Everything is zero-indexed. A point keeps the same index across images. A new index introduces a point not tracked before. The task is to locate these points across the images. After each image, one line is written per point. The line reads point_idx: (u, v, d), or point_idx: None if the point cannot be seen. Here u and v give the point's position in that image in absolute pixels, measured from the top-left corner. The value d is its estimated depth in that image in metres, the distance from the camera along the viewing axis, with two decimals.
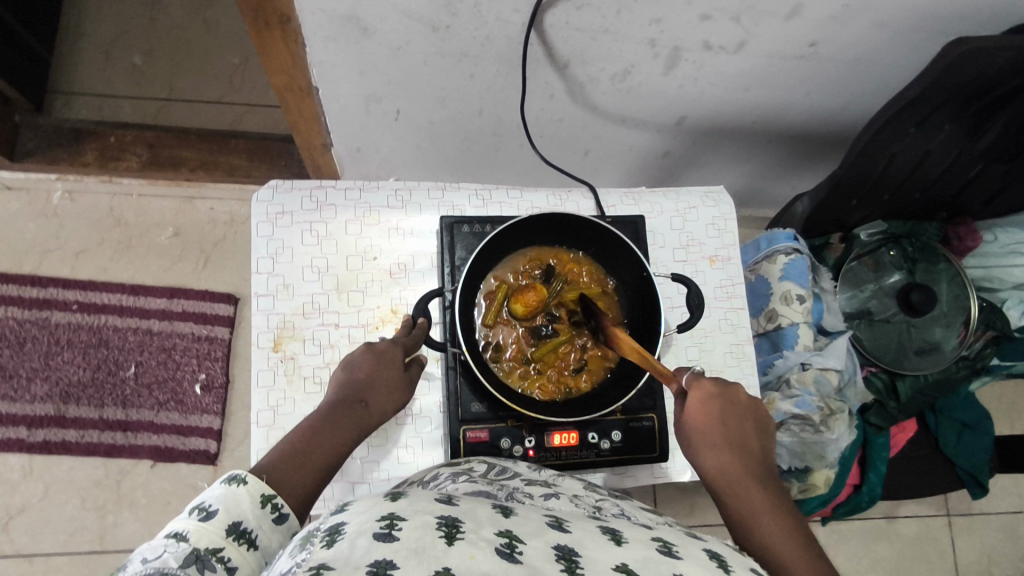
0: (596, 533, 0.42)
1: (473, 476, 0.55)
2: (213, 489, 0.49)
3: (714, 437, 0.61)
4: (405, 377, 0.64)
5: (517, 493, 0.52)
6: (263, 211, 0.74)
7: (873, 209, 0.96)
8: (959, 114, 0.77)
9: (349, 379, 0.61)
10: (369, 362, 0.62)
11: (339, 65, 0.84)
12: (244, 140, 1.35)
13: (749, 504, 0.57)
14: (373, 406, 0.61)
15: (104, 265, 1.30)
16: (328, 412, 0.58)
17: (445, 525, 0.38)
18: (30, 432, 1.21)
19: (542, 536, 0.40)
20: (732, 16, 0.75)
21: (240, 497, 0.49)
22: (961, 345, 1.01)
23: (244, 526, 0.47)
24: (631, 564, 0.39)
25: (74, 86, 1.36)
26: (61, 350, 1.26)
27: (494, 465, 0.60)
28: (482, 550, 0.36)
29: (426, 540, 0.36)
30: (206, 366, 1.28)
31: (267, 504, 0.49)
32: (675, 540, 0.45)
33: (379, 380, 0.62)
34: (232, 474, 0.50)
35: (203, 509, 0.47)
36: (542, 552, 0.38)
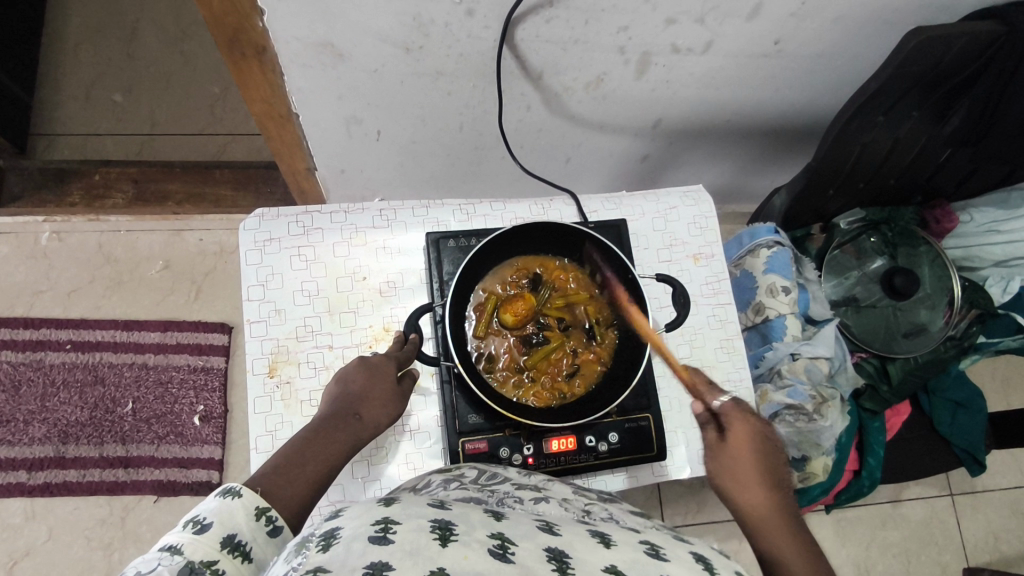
0: (586, 536, 0.44)
1: (464, 483, 0.56)
2: (207, 502, 0.48)
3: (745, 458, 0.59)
4: (397, 391, 0.65)
5: (507, 499, 0.53)
6: (250, 238, 0.75)
7: (851, 197, 0.98)
8: (924, 100, 0.80)
9: (344, 393, 0.62)
10: (362, 376, 0.64)
11: (317, 90, 0.86)
12: (229, 169, 1.36)
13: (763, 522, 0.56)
14: (366, 418, 0.61)
15: (96, 303, 1.30)
16: (322, 424, 0.59)
17: (439, 528, 0.39)
18: (30, 475, 1.21)
19: (533, 539, 0.41)
20: (697, 19, 0.77)
21: (235, 509, 0.48)
22: (948, 325, 1.02)
23: (238, 539, 0.46)
24: (620, 565, 0.40)
25: (56, 128, 1.38)
26: (57, 391, 1.26)
27: (483, 471, 0.61)
28: (475, 551, 0.38)
29: (420, 542, 0.37)
30: (204, 397, 1.28)
31: (261, 516, 0.49)
32: (662, 543, 0.46)
33: (372, 393, 0.63)
34: (226, 487, 0.50)
35: (197, 522, 0.46)
36: (534, 553, 0.39)
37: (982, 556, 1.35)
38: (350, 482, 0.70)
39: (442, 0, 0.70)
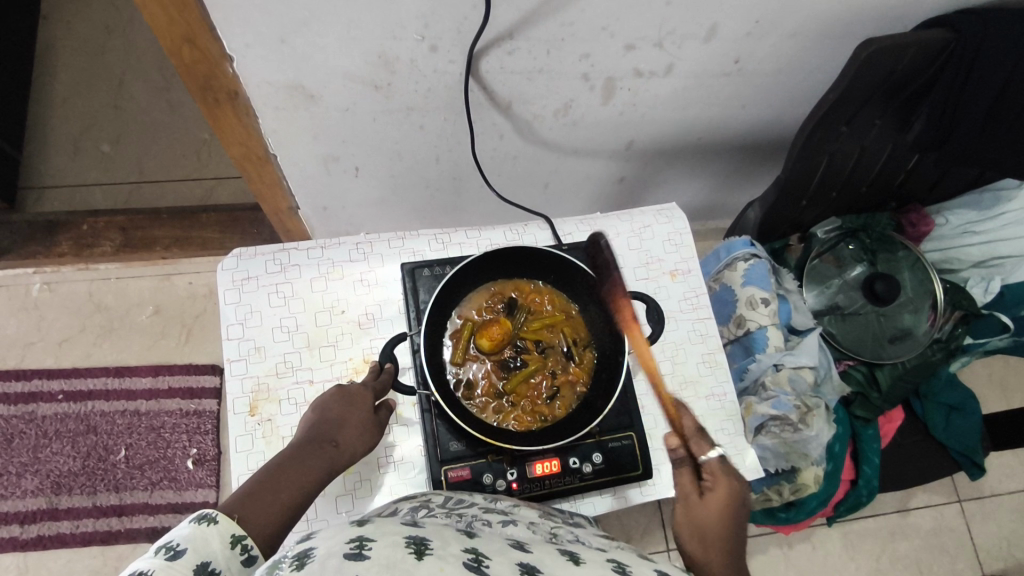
0: (556, 554, 0.43)
1: (431, 508, 0.56)
2: (181, 528, 0.47)
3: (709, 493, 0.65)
4: (374, 421, 0.66)
5: (476, 522, 0.53)
6: (228, 278, 0.76)
7: (825, 208, 1.00)
8: (885, 108, 0.82)
9: (321, 420, 0.63)
10: (340, 404, 0.65)
11: (292, 131, 0.88)
12: (215, 212, 1.38)
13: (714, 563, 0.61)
14: (343, 446, 0.62)
15: (87, 351, 1.31)
16: (299, 450, 0.60)
17: (414, 543, 0.39)
18: (22, 529, 1.20)
19: (505, 554, 0.41)
20: (654, 43, 0.79)
21: (210, 536, 0.48)
22: (933, 328, 1.02)
23: (212, 567, 0.46)
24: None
25: (44, 181, 1.40)
26: (49, 442, 1.25)
27: (451, 496, 0.61)
28: (451, 564, 0.37)
29: (395, 557, 0.36)
30: (197, 440, 1.28)
31: (236, 545, 0.49)
32: (629, 561, 0.46)
33: (350, 420, 0.64)
34: (201, 512, 0.49)
35: (170, 548, 0.45)
36: (506, 568, 0.39)
37: (996, 564, 1.32)
38: (334, 517, 0.69)
39: (405, 38, 0.73)
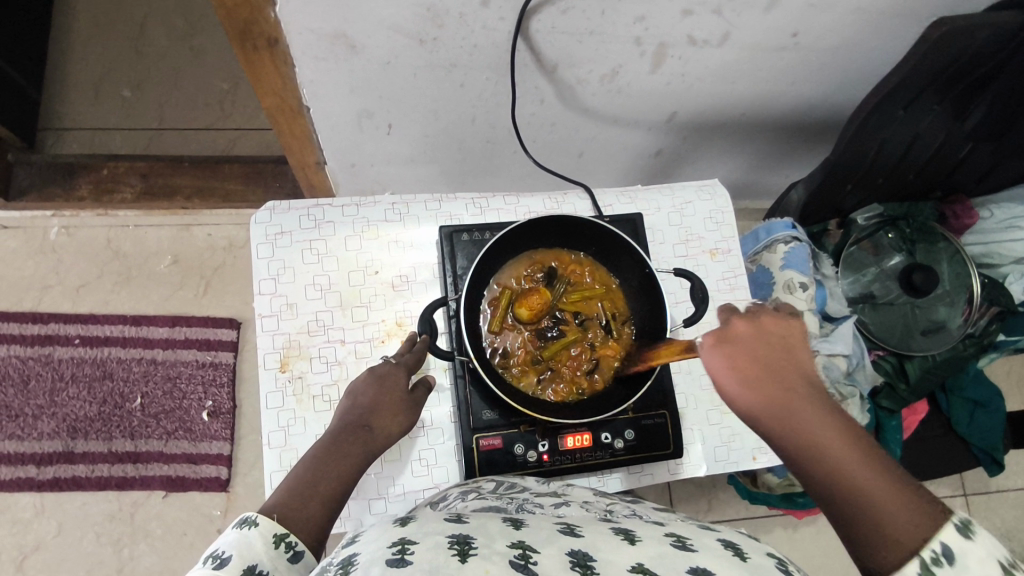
0: (609, 535, 0.45)
1: (483, 493, 0.59)
2: (226, 535, 0.49)
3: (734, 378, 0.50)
4: (408, 399, 0.64)
5: (528, 506, 0.56)
6: (262, 232, 0.74)
7: (868, 194, 0.97)
8: (945, 95, 0.79)
9: (354, 406, 0.62)
10: (372, 388, 0.63)
11: (330, 83, 0.85)
12: (238, 163, 1.34)
13: (892, 511, 0.45)
14: (378, 430, 0.61)
15: (105, 298, 1.30)
16: (333, 441, 0.59)
17: (457, 544, 0.41)
18: (38, 470, 1.20)
19: (553, 544, 0.42)
20: (714, 10, 0.75)
21: (252, 540, 0.49)
22: (967, 323, 0.99)
23: (259, 568, 0.47)
24: (648, 565, 0.41)
25: (64, 122, 1.37)
26: (66, 386, 1.25)
27: (502, 481, 0.63)
28: (496, 564, 0.39)
29: (439, 561, 0.38)
30: (213, 393, 1.28)
31: (280, 543, 0.50)
32: (689, 534, 0.47)
33: (384, 405, 0.63)
34: (243, 517, 0.51)
35: (217, 557, 0.47)
36: (556, 561, 0.40)
37: None
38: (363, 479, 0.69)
39: None
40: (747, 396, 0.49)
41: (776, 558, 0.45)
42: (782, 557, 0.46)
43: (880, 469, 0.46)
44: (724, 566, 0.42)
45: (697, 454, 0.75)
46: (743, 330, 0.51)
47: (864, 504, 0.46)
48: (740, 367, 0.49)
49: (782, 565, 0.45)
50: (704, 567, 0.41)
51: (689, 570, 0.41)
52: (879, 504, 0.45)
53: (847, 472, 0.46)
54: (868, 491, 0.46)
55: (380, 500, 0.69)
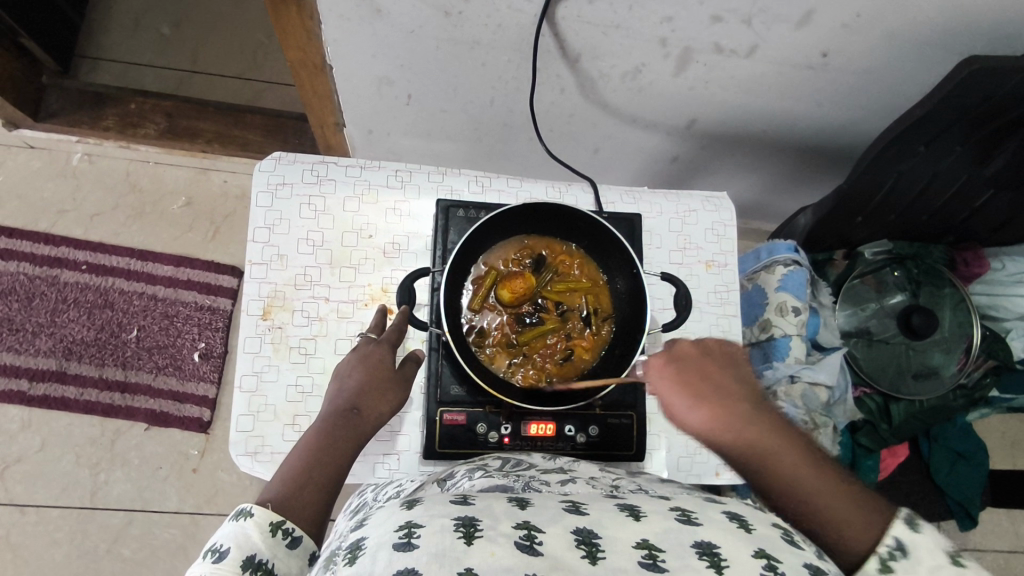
0: (615, 513, 0.45)
1: (489, 471, 0.60)
2: (224, 528, 0.53)
3: (685, 401, 0.59)
4: (395, 376, 0.67)
5: (534, 482, 0.56)
6: (264, 181, 0.75)
7: (878, 228, 0.96)
8: (968, 137, 0.77)
9: (342, 390, 0.65)
10: (358, 370, 0.66)
11: (353, 44, 0.85)
12: (260, 115, 1.35)
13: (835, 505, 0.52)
14: (366, 412, 0.64)
15: (116, 229, 1.33)
16: (324, 431, 0.62)
17: (463, 526, 0.42)
18: (30, 386, 1.23)
19: (560, 523, 0.43)
20: (743, 19, 0.74)
21: (249, 531, 0.52)
22: (960, 373, 0.98)
23: (259, 558, 0.51)
24: (653, 540, 0.42)
25: (100, 52, 1.39)
26: (68, 308, 1.28)
27: (508, 460, 0.64)
28: (502, 547, 0.40)
29: (446, 544, 0.40)
30: (207, 336, 1.31)
31: (277, 531, 0.53)
32: (694, 508, 0.47)
33: (371, 388, 0.65)
34: (238, 509, 0.54)
35: (216, 551, 0.51)
36: (561, 540, 0.41)
37: None
38: None
39: None
40: (699, 417, 0.58)
41: (781, 529, 0.46)
42: (789, 528, 0.46)
43: (821, 471, 0.55)
44: (729, 541, 0.42)
45: (659, 462, 0.75)
46: (683, 355, 0.62)
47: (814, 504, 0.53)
48: (685, 388, 0.60)
49: (789, 536, 0.45)
50: (709, 542, 0.42)
51: (695, 545, 0.41)
52: (827, 503, 0.53)
53: (795, 476, 0.54)
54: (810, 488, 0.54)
55: None
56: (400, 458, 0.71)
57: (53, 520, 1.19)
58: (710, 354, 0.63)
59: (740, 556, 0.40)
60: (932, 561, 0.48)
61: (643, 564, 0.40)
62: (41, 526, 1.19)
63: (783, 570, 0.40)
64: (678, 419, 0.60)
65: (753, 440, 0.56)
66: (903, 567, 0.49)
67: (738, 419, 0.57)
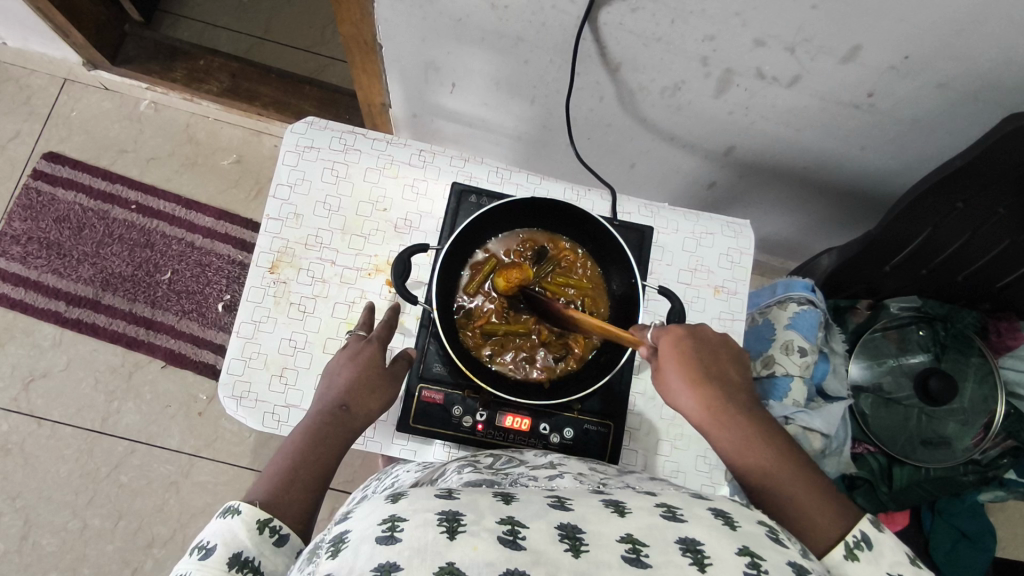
0: (599, 507, 0.43)
1: (479, 467, 0.60)
2: (213, 524, 0.54)
3: (680, 378, 0.58)
4: (386, 373, 0.66)
5: (521, 479, 0.57)
6: (293, 141, 0.78)
7: (908, 282, 0.92)
8: (1013, 198, 0.74)
9: (330, 388, 0.64)
10: (347, 367, 0.65)
11: (402, 26, 0.88)
12: (317, 87, 1.40)
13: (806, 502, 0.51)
14: (355, 410, 0.63)
15: (168, 175, 1.40)
16: (314, 429, 0.61)
17: (446, 520, 0.39)
18: (67, 308, 1.31)
19: (544, 518, 0.41)
20: (787, 47, 0.73)
21: (235, 528, 0.52)
22: (973, 448, 0.93)
23: (245, 556, 0.51)
24: (636, 534, 0.40)
25: (181, 9, 1.47)
26: (112, 243, 1.36)
27: (500, 456, 0.64)
28: (484, 542, 0.38)
29: (427, 539, 0.38)
30: (233, 289, 1.36)
31: (264, 529, 0.53)
32: (679, 504, 0.45)
33: (359, 386, 0.64)
34: (227, 506, 0.54)
35: (203, 548, 0.52)
36: (544, 534, 0.39)
37: None
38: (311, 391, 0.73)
39: None
40: (691, 394, 0.57)
41: (768, 528, 0.43)
42: (775, 526, 0.44)
43: (804, 475, 0.53)
44: (714, 538, 0.40)
45: None
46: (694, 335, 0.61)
47: (784, 496, 0.52)
48: (687, 366, 0.58)
49: (775, 535, 0.43)
50: (694, 538, 0.40)
51: (678, 541, 0.40)
52: (802, 507, 0.51)
53: (770, 468, 0.53)
54: (788, 493, 0.52)
55: None
56: (374, 426, 0.71)
57: (63, 436, 1.26)
58: (720, 340, 0.61)
59: (724, 554, 0.38)
60: (893, 556, 0.49)
61: (626, 559, 0.38)
62: (53, 440, 1.26)
63: (767, 569, 0.38)
64: (669, 394, 0.59)
65: (740, 424, 0.56)
66: (869, 557, 0.48)
67: (728, 406, 0.57)
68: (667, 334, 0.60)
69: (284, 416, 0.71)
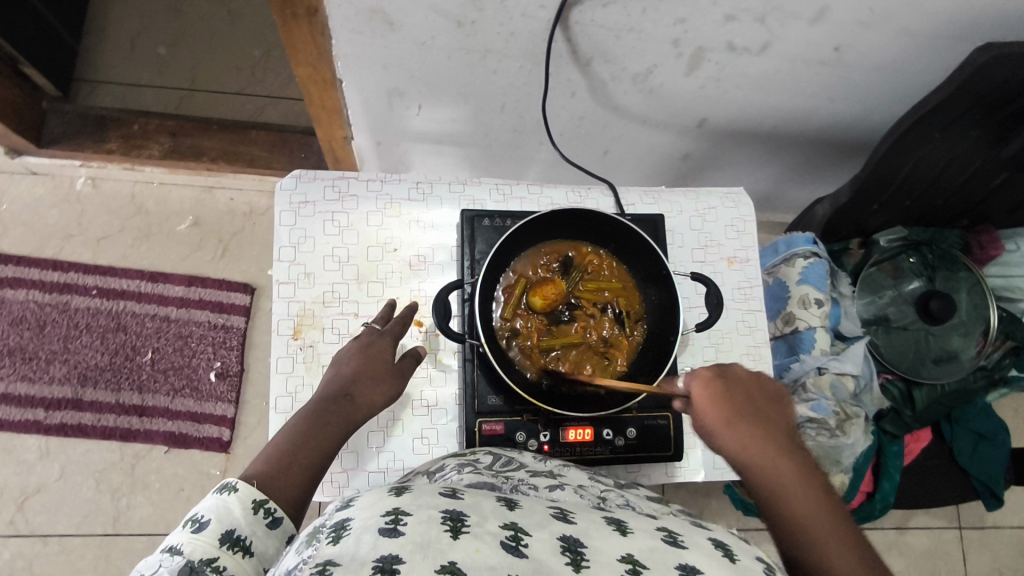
0: (602, 523, 0.43)
1: (478, 467, 0.56)
2: (206, 500, 0.52)
3: (717, 415, 0.58)
4: (394, 369, 0.67)
5: (522, 485, 0.54)
6: (286, 199, 0.74)
7: (894, 215, 0.97)
8: (984, 122, 0.78)
9: (337, 376, 0.65)
10: (356, 358, 0.66)
11: (363, 58, 0.85)
12: (264, 131, 1.34)
13: (839, 557, 0.49)
14: (359, 400, 0.64)
15: (124, 252, 1.31)
16: (316, 412, 0.61)
17: (450, 519, 0.38)
18: (47, 414, 1.22)
19: (547, 528, 0.40)
20: (757, 17, 0.74)
21: (231, 505, 0.51)
22: (979, 355, 1.00)
23: (237, 534, 0.49)
24: (637, 556, 0.39)
25: (99, 74, 1.38)
26: (80, 334, 1.27)
27: (499, 457, 0.61)
28: (487, 544, 0.37)
29: (430, 536, 0.36)
30: (221, 355, 1.30)
31: (258, 509, 0.52)
32: (680, 530, 0.45)
33: (365, 376, 0.65)
34: (224, 483, 0.53)
35: (196, 521, 0.49)
36: (547, 545, 0.38)
37: None
38: (365, 450, 0.71)
39: None
40: (727, 433, 0.57)
41: (766, 564, 0.44)
42: (772, 563, 0.44)
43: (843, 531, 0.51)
44: (714, 567, 0.40)
45: (698, 459, 0.77)
46: (738, 378, 0.60)
47: (817, 552, 0.50)
48: (721, 406, 0.58)
49: (772, 572, 0.43)
50: (694, 564, 0.40)
51: (678, 566, 0.39)
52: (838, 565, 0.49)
53: (806, 518, 0.52)
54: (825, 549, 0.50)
55: (378, 474, 0.71)
56: None
57: (74, 548, 1.18)
58: (764, 382, 0.61)
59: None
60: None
61: None
62: (64, 555, 1.18)
63: None
64: (701, 431, 0.59)
65: (776, 469, 0.55)
66: None
67: (766, 449, 0.56)
68: (704, 374, 0.60)
69: (343, 481, 0.70)
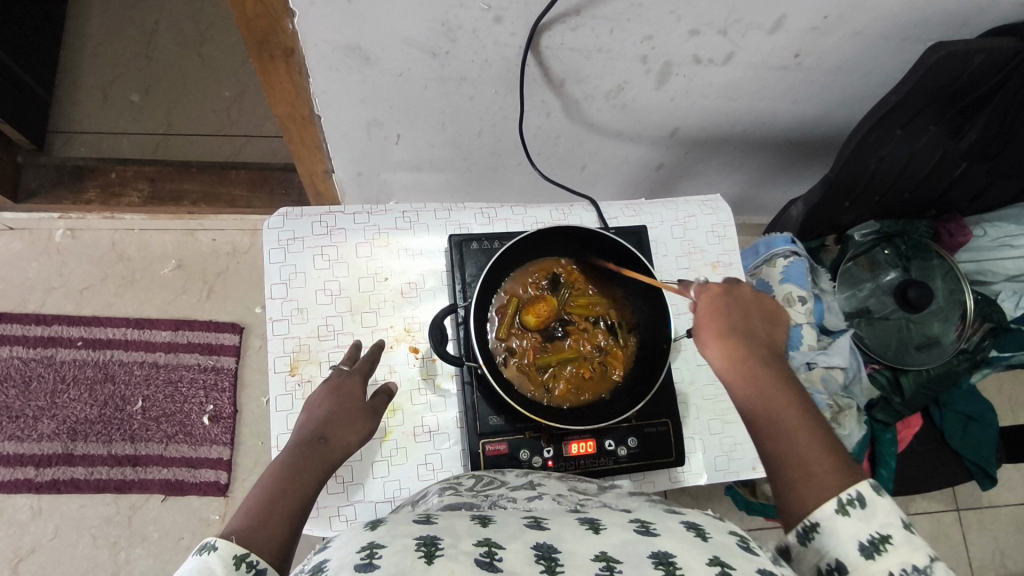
0: (575, 524, 0.43)
1: (460, 491, 0.58)
2: (187, 564, 0.48)
3: (713, 331, 0.63)
4: (367, 407, 0.66)
5: (501, 500, 0.54)
6: (274, 237, 0.75)
7: (866, 210, 1.00)
8: (941, 116, 0.81)
9: (310, 420, 0.63)
10: (328, 399, 0.65)
11: (340, 93, 0.86)
12: (244, 169, 1.33)
13: (810, 451, 0.56)
14: (334, 442, 0.62)
15: (107, 300, 1.30)
16: (290, 458, 0.59)
17: (424, 545, 0.38)
18: (37, 472, 1.20)
19: (521, 538, 0.40)
20: (719, 31, 0.78)
21: (212, 564, 0.47)
22: (960, 338, 1.04)
23: None
24: (610, 552, 0.39)
25: (73, 125, 1.38)
26: (67, 388, 1.25)
27: (482, 478, 0.62)
28: (462, 564, 0.37)
29: (405, 564, 0.36)
30: (214, 397, 1.29)
31: (240, 564, 0.48)
32: (653, 518, 0.45)
33: (338, 417, 0.64)
34: (203, 543, 0.49)
35: None
36: (520, 556, 0.38)
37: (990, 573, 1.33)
38: (370, 481, 0.71)
39: (470, 6, 0.71)
40: (721, 348, 0.62)
41: (739, 537, 0.44)
42: (746, 536, 0.45)
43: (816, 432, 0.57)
44: (685, 550, 0.40)
45: (699, 462, 0.78)
46: (733, 296, 0.65)
47: (794, 447, 0.56)
48: (716, 319, 0.63)
49: (746, 543, 0.44)
50: (666, 551, 0.40)
51: (650, 555, 0.40)
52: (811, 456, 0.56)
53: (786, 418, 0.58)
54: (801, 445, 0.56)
55: (386, 504, 0.71)
56: None
57: None
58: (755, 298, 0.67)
59: (696, 564, 0.39)
60: (885, 517, 0.53)
61: None
62: None
63: None
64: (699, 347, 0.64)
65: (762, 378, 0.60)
66: (859, 514, 0.53)
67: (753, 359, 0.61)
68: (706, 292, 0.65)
69: (351, 513, 0.70)
